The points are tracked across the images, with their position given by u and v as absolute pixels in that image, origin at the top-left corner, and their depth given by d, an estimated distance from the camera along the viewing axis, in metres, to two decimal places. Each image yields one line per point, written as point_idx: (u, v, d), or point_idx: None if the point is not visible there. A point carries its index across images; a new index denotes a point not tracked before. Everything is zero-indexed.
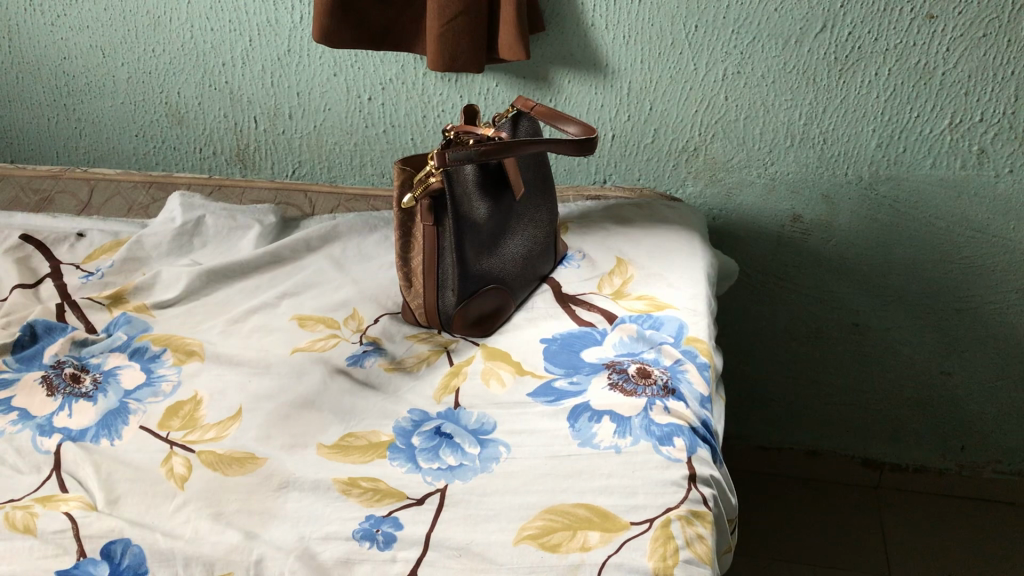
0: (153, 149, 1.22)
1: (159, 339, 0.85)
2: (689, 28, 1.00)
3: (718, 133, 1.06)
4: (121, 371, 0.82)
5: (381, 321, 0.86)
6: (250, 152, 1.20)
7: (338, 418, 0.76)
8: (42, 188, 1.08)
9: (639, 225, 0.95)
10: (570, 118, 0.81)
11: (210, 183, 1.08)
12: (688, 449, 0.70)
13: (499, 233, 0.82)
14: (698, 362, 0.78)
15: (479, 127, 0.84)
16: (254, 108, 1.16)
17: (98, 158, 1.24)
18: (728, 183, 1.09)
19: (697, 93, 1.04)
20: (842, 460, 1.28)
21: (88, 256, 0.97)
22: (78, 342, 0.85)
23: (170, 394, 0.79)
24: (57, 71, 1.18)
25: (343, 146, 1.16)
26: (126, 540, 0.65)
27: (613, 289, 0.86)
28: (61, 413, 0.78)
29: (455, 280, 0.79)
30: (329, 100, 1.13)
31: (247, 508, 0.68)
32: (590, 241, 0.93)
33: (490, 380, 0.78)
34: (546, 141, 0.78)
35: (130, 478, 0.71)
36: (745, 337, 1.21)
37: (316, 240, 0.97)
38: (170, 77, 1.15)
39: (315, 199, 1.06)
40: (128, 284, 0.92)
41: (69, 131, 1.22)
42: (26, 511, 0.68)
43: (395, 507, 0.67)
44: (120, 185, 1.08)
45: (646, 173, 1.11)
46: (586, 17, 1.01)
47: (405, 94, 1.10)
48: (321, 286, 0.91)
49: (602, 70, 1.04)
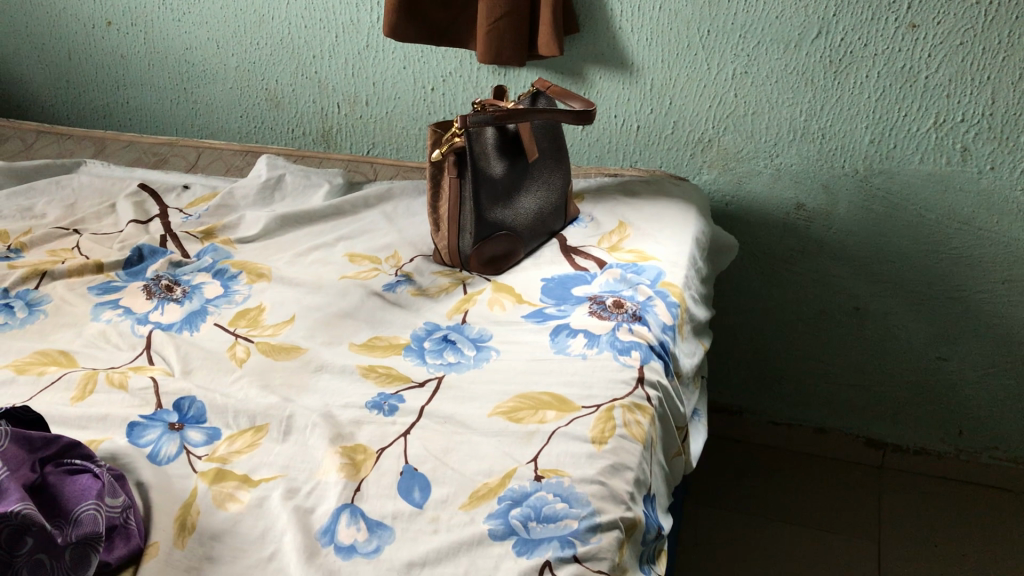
0: (253, 128, 1.44)
1: (237, 264, 1.05)
2: (702, 32, 1.15)
3: (729, 126, 1.20)
4: (205, 284, 1.02)
5: (416, 260, 1.04)
6: (333, 133, 1.40)
7: (369, 326, 0.94)
8: (159, 153, 1.31)
9: (644, 198, 1.11)
10: (575, 96, 0.98)
11: (295, 154, 1.29)
12: (641, 359, 0.85)
13: (514, 189, 0.99)
14: (667, 301, 0.93)
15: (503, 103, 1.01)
16: (337, 95, 1.36)
17: (208, 134, 1.47)
18: (739, 173, 1.23)
19: (710, 91, 1.19)
20: (848, 439, 1.39)
21: (190, 203, 1.18)
22: (174, 263, 1.05)
23: (241, 302, 0.99)
24: (180, 59, 1.41)
25: (409, 130, 1.35)
26: (193, 397, 0.85)
27: (609, 244, 1.02)
28: (156, 311, 0.98)
29: (472, 224, 0.97)
30: (399, 89, 1.32)
31: (287, 382, 0.86)
32: (600, 208, 1.10)
33: (494, 305, 0.94)
34: (552, 113, 0.95)
35: (202, 358, 0.90)
36: (758, 318, 1.34)
37: (374, 198, 1.16)
38: (270, 67, 1.37)
39: (379, 170, 1.25)
40: (219, 223, 1.12)
41: (186, 111, 1.46)
42: (122, 374, 0.88)
43: (402, 388, 0.84)
44: (222, 153, 1.30)
45: (667, 161, 1.26)
46: (615, 21, 1.18)
47: (461, 86, 1.29)
48: (372, 233, 1.10)
49: (628, 68, 1.20)
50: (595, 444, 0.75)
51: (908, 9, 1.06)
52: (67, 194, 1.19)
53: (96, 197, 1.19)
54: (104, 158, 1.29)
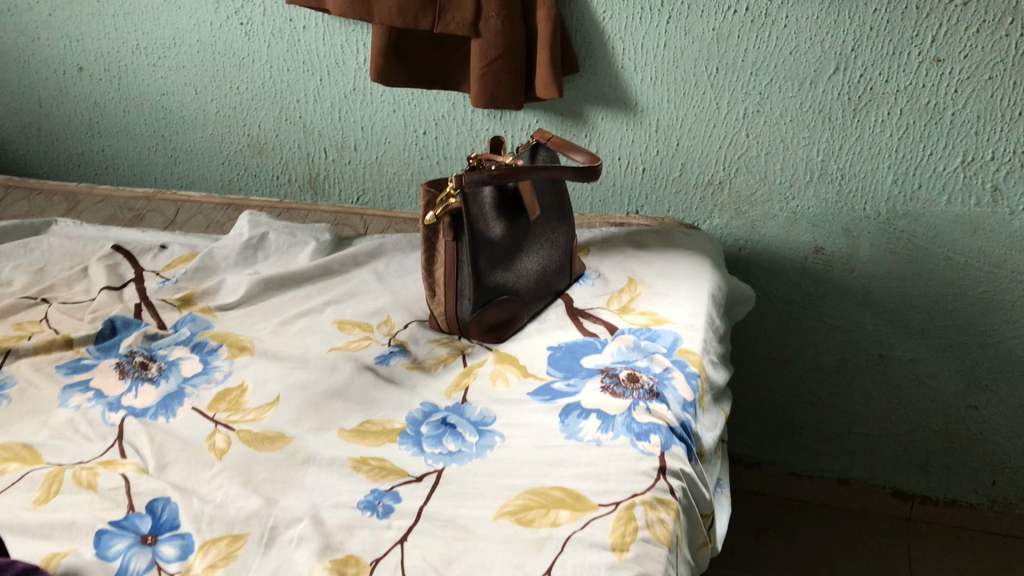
0: (236, 175, 1.36)
1: (217, 335, 0.97)
2: (710, 70, 1.08)
3: (741, 168, 1.13)
4: (182, 361, 0.94)
5: (410, 327, 0.96)
6: (320, 179, 1.32)
7: (360, 408, 0.86)
8: (135, 208, 1.23)
9: (654, 250, 1.03)
10: (579, 148, 0.91)
11: (279, 207, 1.21)
12: (662, 444, 0.77)
13: (515, 250, 0.92)
14: (686, 371, 0.85)
15: (500, 156, 0.94)
16: (324, 140, 1.29)
17: (189, 183, 1.39)
18: (752, 216, 1.16)
19: (721, 131, 1.11)
20: (873, 490, 1.31)
21: (167, 265, 1.10)
22: (149, 336, 0.97)
23: (221, 381, 0.91)
24: (157, 106, 1.33)
25: (401, 175, 1.28)
26: (167, 498, 0.77)
27: (619, 305, 0.94)
28: (129, 393, 0.90)
29: (471, 290, 0.89)
30: (389, 133, 1.25)
31: (271, 478, 0.79)
32: (607, 262, 1.02)
33: (497, 381, 0.87)
34: (555, 169, 0.87)
35: (178, 449, 0.83)
36: (776, 366, 1.26)
37: (364, 255, 1.08)
38: (252, 112, 1.30)
39: (369, 222, 1.17)
40: (197, 288, 1.04)
41: (165, 159, 1.38)
42: (90, 471, 0.81)
43: (397, 482, 0.77)
44: (202, 207, 1.22)
45: (676, 205, 1.19)
46: (616, 60, 1.10)
47: (455, 129, 1.21)
48: (363, 295, 1.02)
49: (632, 108, 1.13)
50: (616, 551, 0.67)
51: (932, 43, 0.99)
52: (36, 257, 1.12)
53: (67, 260, 1.11)
54: (76, 215, 1.21)
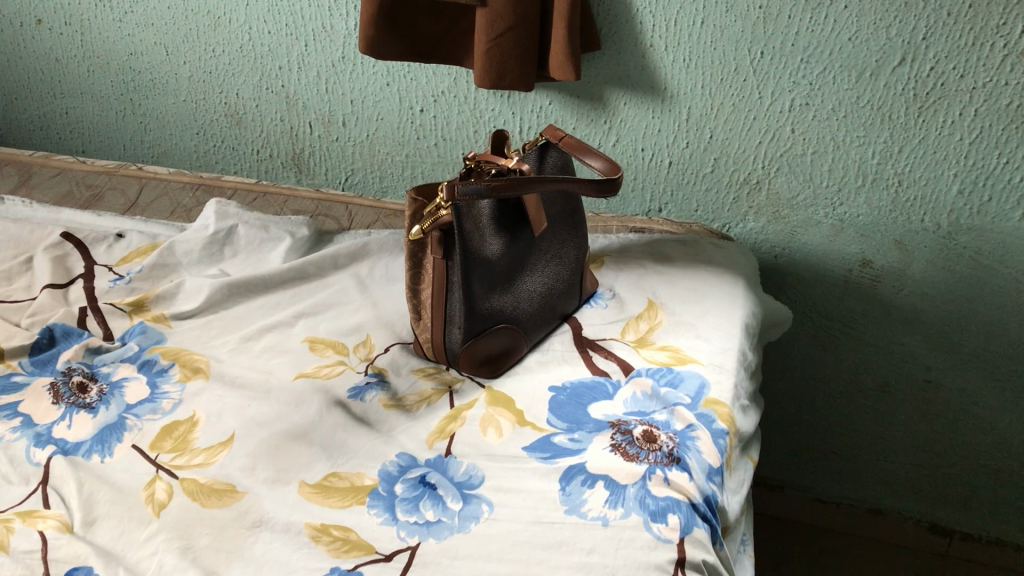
0: (212, 148, 1.22)
1: (169, 353, 0.84)
2: (754, 54, 0.92)
3: (783, 167, 0.98)
4: (127, 383, 0.81)
5: (392, 351, 0.83)
6: (305, 157, 1.18)
7: (325, 455, 0.73)
8: (95, 185, 1.09)
9: (679, 266, 0.89)
10: (594, 152, 0.77)
11: (254, 189, 1.07)
12: (682, 528, 0.63)
13: (516, 270, 0.78)
14: (714, 429, 0.71)
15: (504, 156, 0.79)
16: (309, 113, 1.14)
17: (161, 154, 1.25)
18: (793, 221, 1.01)
19: (761, 124, 0.96)
20: (907, 523, 1.18)
21: (122, 258, 0.97)
22: (92, 349, 0.84)
23: (168, 413, 0.78)
24: (124, 66, 1.19)
25: (395, 157, 1.13)
26: (89, 568, 0.64)
27: (636, 336, 0.81)
28: (61, 423, 0.77)
29: (461, 317, 0.75)
30: (381, 110, 1.10)
31: (215, 544, 0.65)
32: (624, 279, 0.88)
33: (488, 428, 0.73)
34: (568, 180, 0.73)
35: (110, 500, 0.70)
36: (808, 385, 1.13)
37: (345, 257, 0.95)
38: (229, 78, 1.15)
39: (354, 213, 1.03)
40: (152, 291, 0.91)
41: (134, 125, 1.24)
42: (4, 526, 0.68)
43: (361, 561, 0.62)
44: (169, 185, 1.09)
45: (704, 204, 1.04)
46: (644, 37, 0.95)
47: (456, 108, 1.07)
48: (340, 307, 0.89)
49: (660, 92, 0.98)
50: None
51: (1021, 33, 0.83)
52: None
53: (11, 248, 0.98)
54: (27, 192, 1.08)
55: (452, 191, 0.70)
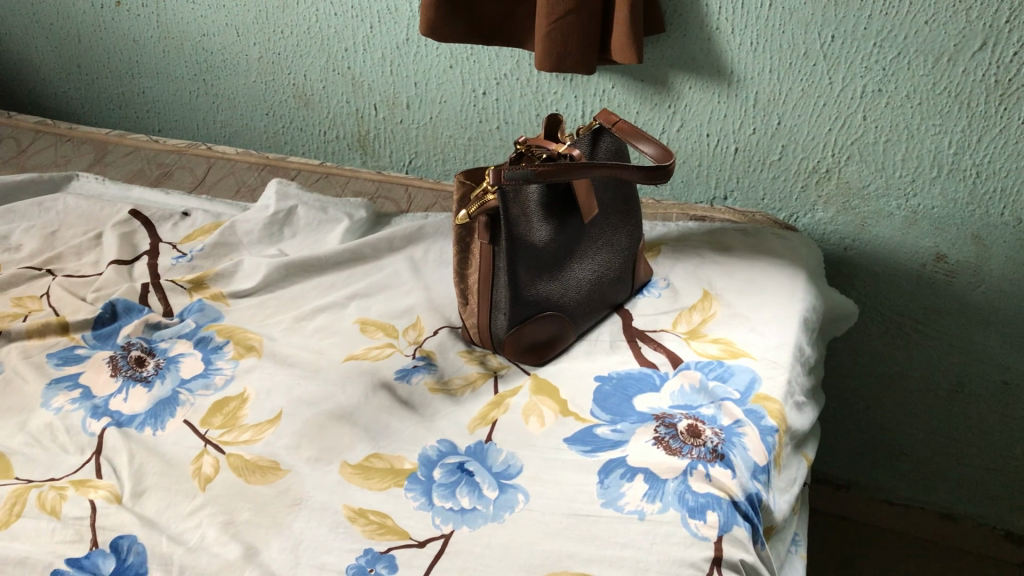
0: (281, 128, 1.23)
1: (224, 330, 0.85)
2: (824, 37, 0.89)
3: (853, 155, 0.94)
4: (183, 359, 0.83)
5: (439, 334, 0.83)
6: (370, 139, 1.19)
7: (367, 437, 0.73)
8: (166, 164, 1.12)
9: (738, 256, 0.86)
10: (646, 138, 0.76)
11: (317, 171, 1.08)
12: (721, 526, 0.61)
13: (565, 256, 0.77)
14: (762, 426, 0.69)
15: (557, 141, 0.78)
16: (374, 95, 1.14)
17: (232, 134, 1.27)
18: (863, 212, 0.98)
19: (831, 110, 0.93)
20: (980, 529, 1.13)
21: (186, 236, 0.99)
22: (151, 324, 0.87)
23: (220, 389, 0.80)
24: (197, 47, 1.21)
25: (458, 140, 1.13)
26: (134, 537, 0.65)
27: (688, 328, 0.79)
28: (118, 396, 0.80)
29: (506, 303, 0.75)
30: (444, 92, 1.10)
31: (255, 520, 0.66)
32: (681, 268, 0.86)
33: (530, 417, 0.72)
34: (616, 166, 0.72)
35: (159, 472, 0.71)
36: (877, 384, 1.09)
37: (400, 239, 0.95)
38: (297, 60, 1.16)
39: (413, 195, 1.03)
40: (212, 269, 0.92)
41: (207, 106, 1.26)
42: (58, 493, 0.70)
43: (394, 545, 0.62)
44: (236, 166, 1.11)
45: (770, 193, 1.01)
46: (710, 20, 0.92)
47: (519, 91, 1.05)
48: (393, 290, 0.89)
49: (726, 76, 0.95)
50: None
51: None
52: (50, 219, 1.02)
53: (82, 224, 1.01)
54: (102, 169, 1.11)
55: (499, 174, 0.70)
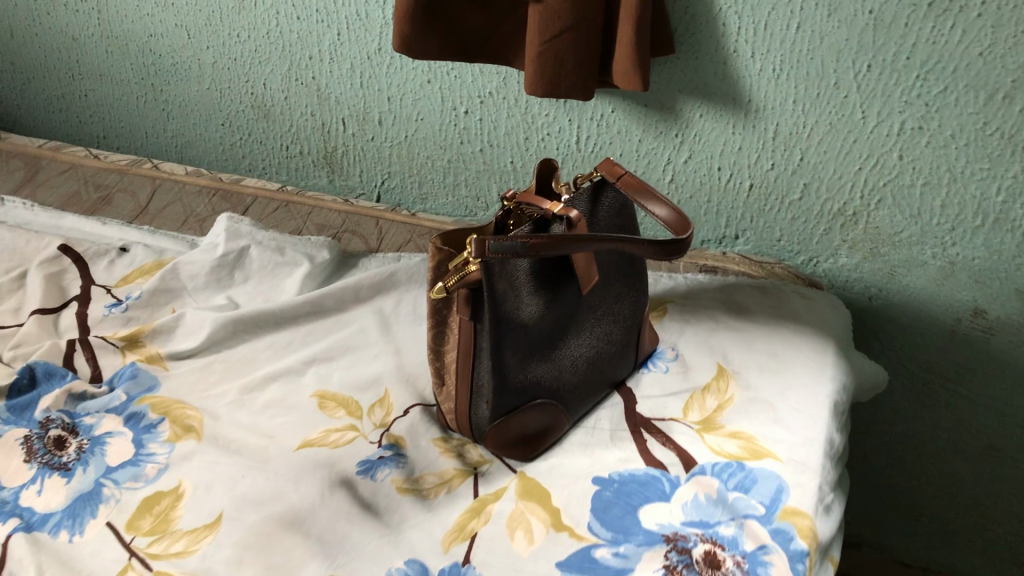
0: (239, 140, 1.10)
1: (159, 404, 0.73)
2: (859, 67, 0.76)
3: (886, 198, 0.83)
4: (110, 440, 0.71)
5: (410, 414, 0.71)
6: (338, 156, 1.06)
7: (322, 553, 0.60)
8: (105, 185, 0.99)
9: (757, 323, 0.75)
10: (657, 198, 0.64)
11: (277, 198, 0.96)
12: None
13: (559, 334, 0.65)
14: (791, 549, 0.56)
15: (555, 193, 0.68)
16: (342, 109, 1.01)
17: (185, 144, 1.14)
18: (893, 261, 0.86)
19: (862, 148, 0.81)
20: None
21: (123, 278, 0.87)
22: (75, 395, 0.74)
23: (152, 481, 0.68)
24: (143, 48, 1.07)
25: (436, 161, 1.01)
26: None
27: (702, 417, 0.67)
28: (30, 488, 0.67)
29: (489, 392, 0.63)
30: (421, 108, 0.97)
31: None
32: (692, 335, 0.75)
33: (516, 531, 0.61)
34: (622, 240, 0.59)
35: None
36: (898, 440, 0.98)
37: (367, 288, 0.82)
38: (256, 66, 1.03)
39: (384, 230, 0.91)
40: (148, 324, 0.80)
41: (156, 112, 1.13)
42: None
43: None
44: (184, 189, 0.98)
45: (789, 234, 0.89)
46: (726, 42, 0.80)
47: (505, 110, 0.93)
48: (357, 352, 0.77)
49: (743, 105, 0.83)
50: None
51: None
52: None
53: (4, 261, 0.88)
54: (31, 191, 0.98)
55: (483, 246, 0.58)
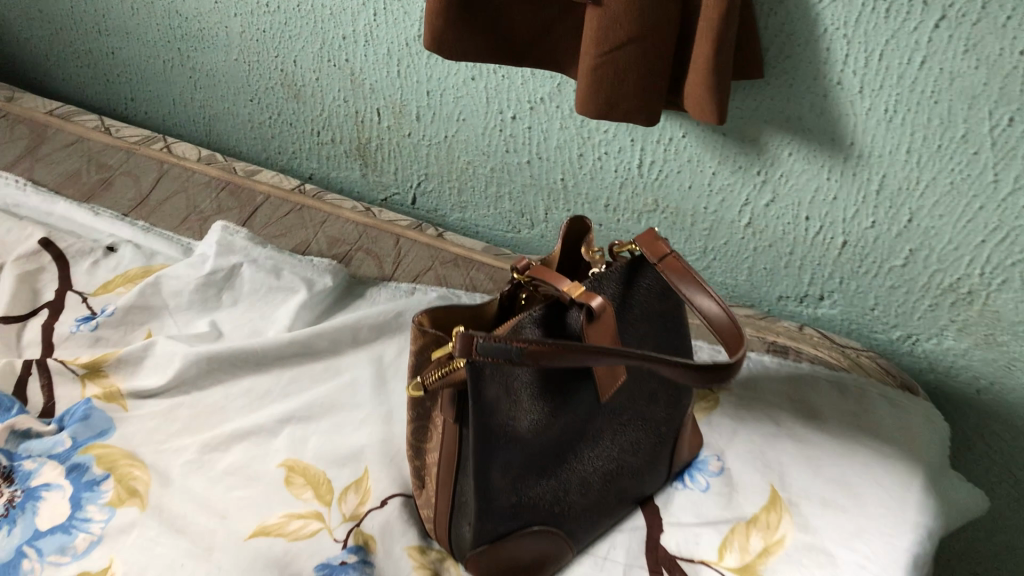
0: (268, 119, 0.99)
1: (107, 456, 0.63)
2: (997, 120, 0.59)
3: (1012, 280, 0.65)
4: (46, 496, 0.60)
5: (388, 508, 0.59)
6: (371, 148, 0.93)
7: None
8: (109, 166, 0.88)
9: (828, 433, 0.60)
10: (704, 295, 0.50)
11: (291, 199, 0.84)
12: None
13: (566, 446, 0.52)
14: None
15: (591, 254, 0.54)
16: (377, 99, 0.88)
17: (215, 116, 1.03)
18: (1012, 354, 0.69)
19: (988, 217, 0.63)
20: None
21: (102, 286, 0.76)
22: (18, 433, 0.63)
23: (81, 556, 0.56)
24: (169, 9, 0.95)
25: (478, 168, 0.87)
26: None
27: (741, 562, 0.53)
28: None
29: (471, 515, 0.50)
30: (463, 108, 0.83)
31: None
32: (744, 442, 0.61)
33: None
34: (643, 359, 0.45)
35: None
36: (993, 552, 0.82)
37: (368, 330, 0.70)
38: (286, 41, 0.89)
39: (403, 251, 0.78)
40: (116, 351, 0.70)
41: (184, 79, 1.02)
42: None
43: None
44: (192, 178, 0.87)
45: (885, 304, 0.73)
46: (828, 71, 0.63)
47: (557, 122, 0.78)
48: (342, 412, 0.66)
49: (842, 147, 0.67)
50: None
51: None
52: None
53: None
54: (29, 166, 0.88)
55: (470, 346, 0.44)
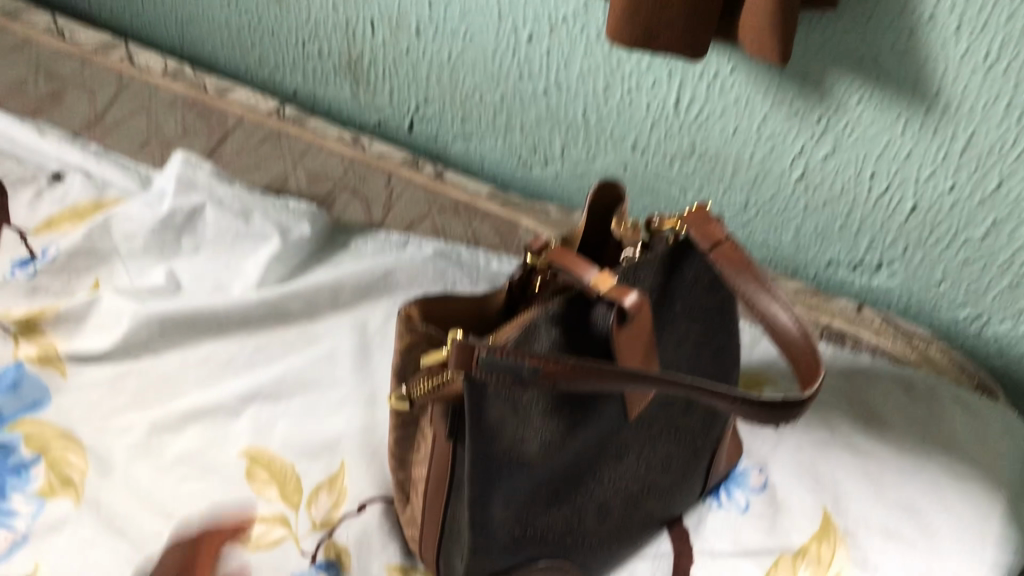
0: (248, 23, 0.83)
1: (38, 435, 0.53)
2: None
3: None
4: None
5: (366, 515, 0.50)
6: (362, 65, 0.79)
7: None
8: (59, 74, 0.76)
9: (891, 445, 0.51)
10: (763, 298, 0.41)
11: (268, 124, 0.71)
12: None
13: (583, 467, 0.43)
14: None
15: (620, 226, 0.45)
16: (370, 7, 0.73)
17: (187, 16, 0.88)
18: None
19: None
20: None
21: (44, 222, 0.65)
22: None
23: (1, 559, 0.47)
24: None
25: (487, 96, 0.73)
26: None
27: None
28: None
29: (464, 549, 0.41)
30: (471, 23, 0.69)
31: None
32: (790, 451, 0.52)
33: None
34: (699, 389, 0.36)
35: None
36: None
37: (351, 291, 0.61)
38: None
39: (394, 193, 0.66)
40: (55, 305, 0.59)
41: None
42: None
43: None
44: (156, 94, 0.74)
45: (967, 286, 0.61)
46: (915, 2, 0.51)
47: (584, 46, 0.65)
48: (320, 389, 0.57)
49: (925, 97, 0.54)
50: None
51: None
52: None
53: None
54: None
55: (469, 359, 0.34)
